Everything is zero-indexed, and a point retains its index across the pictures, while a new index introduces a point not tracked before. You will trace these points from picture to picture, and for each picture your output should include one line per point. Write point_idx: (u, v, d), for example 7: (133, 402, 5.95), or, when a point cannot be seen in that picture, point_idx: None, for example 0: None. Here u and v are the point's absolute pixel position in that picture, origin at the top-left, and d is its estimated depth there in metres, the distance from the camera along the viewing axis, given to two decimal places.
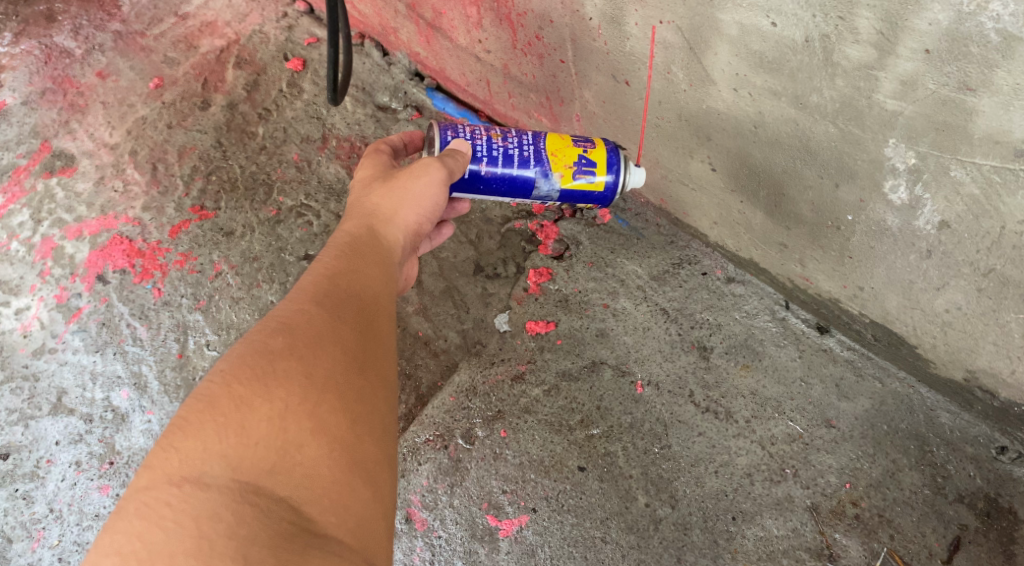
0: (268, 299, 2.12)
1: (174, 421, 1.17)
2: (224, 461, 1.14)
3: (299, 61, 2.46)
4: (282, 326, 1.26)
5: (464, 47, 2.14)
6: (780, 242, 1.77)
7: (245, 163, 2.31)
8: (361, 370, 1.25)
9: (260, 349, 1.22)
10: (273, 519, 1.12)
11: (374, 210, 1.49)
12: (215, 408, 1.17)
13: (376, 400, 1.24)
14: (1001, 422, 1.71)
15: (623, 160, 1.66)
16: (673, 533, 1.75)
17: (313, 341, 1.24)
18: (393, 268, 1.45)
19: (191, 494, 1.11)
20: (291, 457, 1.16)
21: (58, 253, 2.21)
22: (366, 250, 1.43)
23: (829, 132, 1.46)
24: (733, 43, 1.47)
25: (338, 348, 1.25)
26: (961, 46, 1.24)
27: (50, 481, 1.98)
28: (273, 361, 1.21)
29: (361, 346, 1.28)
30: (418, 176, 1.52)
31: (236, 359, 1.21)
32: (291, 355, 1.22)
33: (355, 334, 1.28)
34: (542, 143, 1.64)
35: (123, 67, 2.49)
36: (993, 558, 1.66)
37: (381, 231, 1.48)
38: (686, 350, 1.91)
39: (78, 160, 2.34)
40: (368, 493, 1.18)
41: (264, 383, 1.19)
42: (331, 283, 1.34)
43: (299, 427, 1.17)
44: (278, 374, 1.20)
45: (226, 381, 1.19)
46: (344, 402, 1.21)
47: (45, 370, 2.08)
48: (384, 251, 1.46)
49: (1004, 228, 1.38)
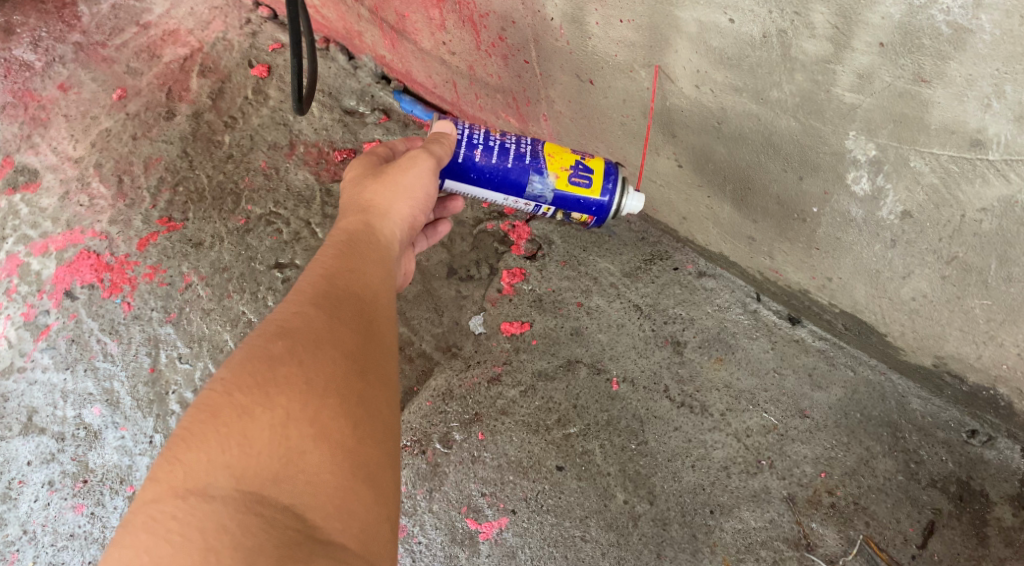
0: (239, 309, 2.10)
1: (176, 431, 1.16)
2: (228, 471, 1.13)
3: (264, 68, 2.44)
4: (282, 329, 1.24)
5: (429, 50, 2.13)
6: (749, 236, 1.78)
7: (212, 172, 2.29)
8: (363, 372, 1.24)
9: (259, 354, 1.21)
10: (278, 528, 1.11)
11: (371, 205, 1.47)
12: (216, 418, 1.15)
13: (378, 402, 1.23)
14: (971, 406, 1.73)
15: (622, 181, 1.66)
16: (652, 529, 1.76)
17: (312, 344, 1.23)
18: (392, 265, 1.43)
19: (197, 507, 1.10)
20: (294, 464, 1.15)
21: (25, 270, 2.18)
22: (365, 247, 1.41)
23: (791, 127, 1.47)
24: (692, 40, 1.47)
25: (338, 351, 1.24)
26: (914, 39, 1.25)
27: (23, 502, 1.96)
28: (273, 366, 1.20)
29: (361, 348, 1.26)
30: (412, 170, 1.49)
31: (236, 367, 1.20)
32: (291, 359, 1.21)
33: (354, 334, 1.27)
34: (540, 143, 1.65)
35: (85, 79, 2.46)
36: (967, 541, 1.67)
37: (378, 227, 1.45)
38: (660, 346, 1.92)
39: (42, 174, 2.31)
40: (372, 497, 1.18)
41: (265, 391, 1.18)
42: (329, 283, 1.33)
43: (301, 433, 1.16)
44: (279, 380, 1.19)
45: (226, 389, 1.18)
46: (346, 407, 1.20)
47: (15, 390, 2.05)
48: (382, 249, 1.44)
49: (964, 216, 1.40)
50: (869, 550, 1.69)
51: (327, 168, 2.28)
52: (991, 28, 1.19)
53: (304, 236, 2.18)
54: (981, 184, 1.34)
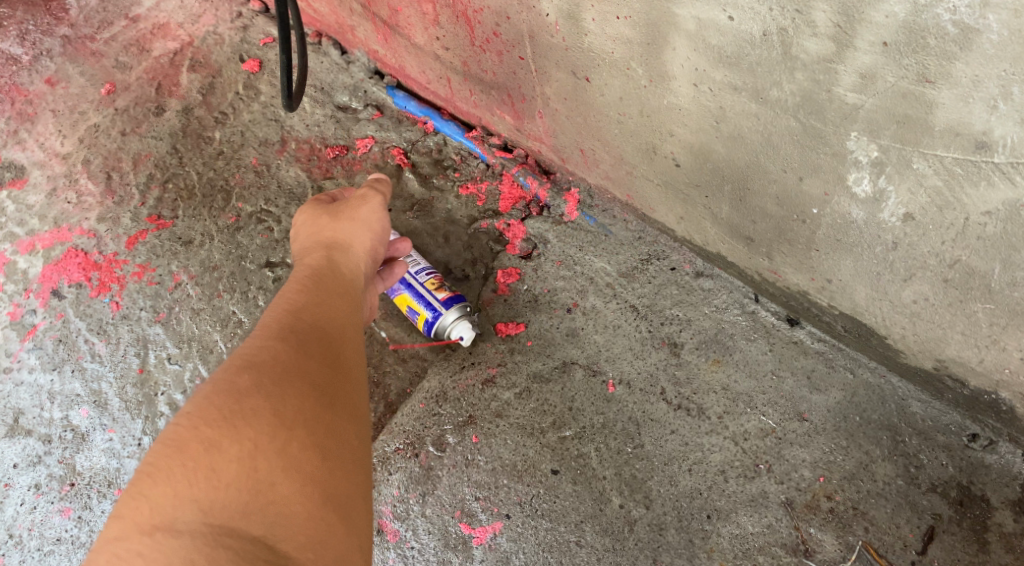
0: (229, 309, 2.06)
1: (142, 469, 1.17)
2: (195, 505, 1.14)
3: (255, 62, 2.40)
4: (248, 363, 1.28)
5: (423, 46, 2.09)
6: (748, 236, 1.75)
7: (202, 169, 2.25)
8: (330, 403, 1.27)
9: (225, 388, 1.23)
10: (249, 559, 1.12)
11: (331, 244, 1.60)
12: (184, 453, 1.17)
13: (347, 432, 1.26)
14: (972, 410, 1.70)
15: (441, 326, 1.90)
16: (648, 534, 1.73)
17: (279, 377, 1.26)
18: (356, 296, 1.53)
19: (163, 541, 1.11)
20: (264, 495, 1.16)
21: (11, 269, 2.14)
22: (329, 280, 1.52)
23: (791, 127, 1.44)
24: (691, 38, 1.44)
25: (305, 382, 1.27)
26: (919, 38, 1.22)
27: (9, 505, 1.93)
28: (240, 400, 1.22)
29: (329, 379, 1.30)
30: (366, 210, 1.65)
31: (202, 402, 1.22)
32: (258, 392, 1.23)
33: (321, 365, 1.31)
34: (419, 285, 1.92)
35: (73, 73, 2.42)
36: (967, 547, 1.65)
37: (340, 261, 1.58)
38: (656, 347, 1.90)
39: (28, 171, 2.27)
40: (344, 526, 1.19)
41: (232, 423, 1.20)
42: (295, 318, 1.38)
43: (269, 465, 1.18)
44: (246, 412, 1.21)
45: (193, 424, 1.20)
46: (314, 437, 1.22)
47: (1, 391, 2.02)
48: (346, 280, 1.55)
49: (968, 219, 1.37)
50: (868, 556, 1.66)
51: (319, 165, 2.25)
52: (998, 28, 1.15)
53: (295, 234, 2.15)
54: (986, 187, 1.31)
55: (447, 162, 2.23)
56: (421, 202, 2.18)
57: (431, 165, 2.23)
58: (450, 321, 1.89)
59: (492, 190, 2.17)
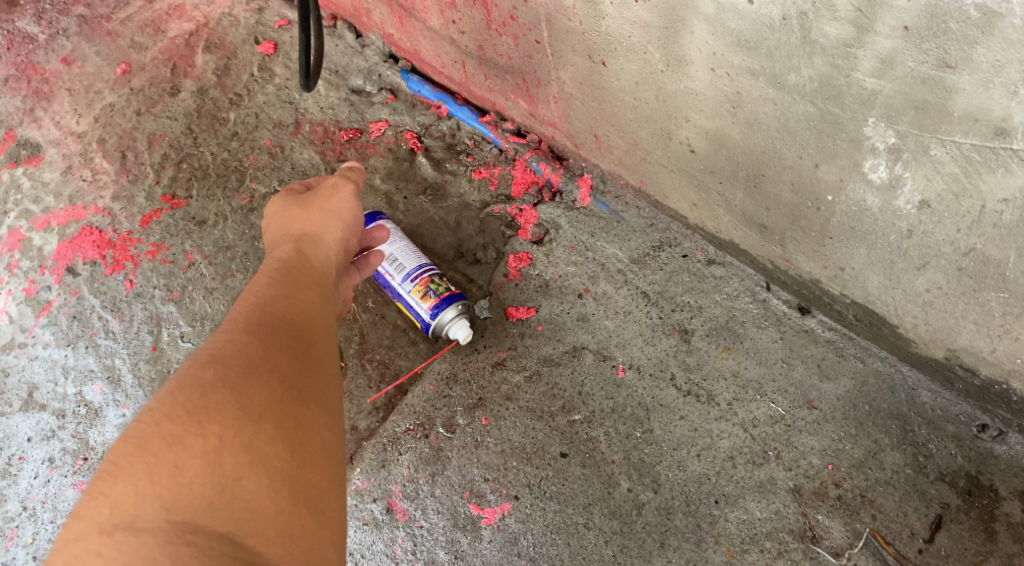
0: (242, 289, 2.07)
1: (103, 466, 1.16)
2: (158, 502, 1.13)
3: (271, 44, 2.40)
4: (213, 358, 1.27)
5: (439, 29, 2.09)
6: (761, 223, 1.75)
7: (217, 149, 2.26)
8: (298, 397, 1.27)
9: (190, 384, 1.23)
10: (213, 556, 1.12)
11: (301, 235, 1.58)
12: (146, 449, 1.16)
13: (316, 425, 1.27)
14: (982, 400, 1.70)
15: (437, 330, 1.92)
16: (656, 518, 1.74)
17: (246, 371, 1.26)
18: (327, 288, 1.52)
19: (125, 540, 1.11)
20: (230, 490, 1.16)
21: (27, 246, 2.16)
22: (299, 272, 1.50)
23: (809, 112, 1.44)
24: (709, 22, 1.44)
25: (272, 377, 1.27)
26: (941, 23, 1.22)
27: (23, 478, 1.94)
28: (204, 394, 1.22)
29: (297, 373, 1.30)
30: (337, 198, 1.63)
31: (165, 397, 1.21)
32: (223, 387, 1.23)
33: (289, 361, 1.30)
34: (405, 299, 1.93)
35: (89, 53, 2.42)
36: (975, 536, 1.65)
37: (310, 253, 1.55)
38: (667, 333, 1.90)
39: (44, 149, 2.29)
40: (314, 520, 1.20)
41: (195, 419, 1.19)
42: (262, 311, 1.37)
43: (235, 460, 1.18)
44: (210, 407, 1.20)
45: (155, 420, 1.19)
46: (282, 431, 1.22)
47: (16, 365, 2.04)
48: (316, 272, 1.52)
49: (984, 207, 1.37)
50: (874, 544, 1.67)
51: (333, 148, 2.26)
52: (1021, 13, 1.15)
53: None
54: (1003, 173, 1.31)
55: (460, 146, 2.24)
56: (433, 187, 2.19)
57: (445, 150, 2.24)
58: (441, 325, 1.90)
59: (505, 175, 2.17)
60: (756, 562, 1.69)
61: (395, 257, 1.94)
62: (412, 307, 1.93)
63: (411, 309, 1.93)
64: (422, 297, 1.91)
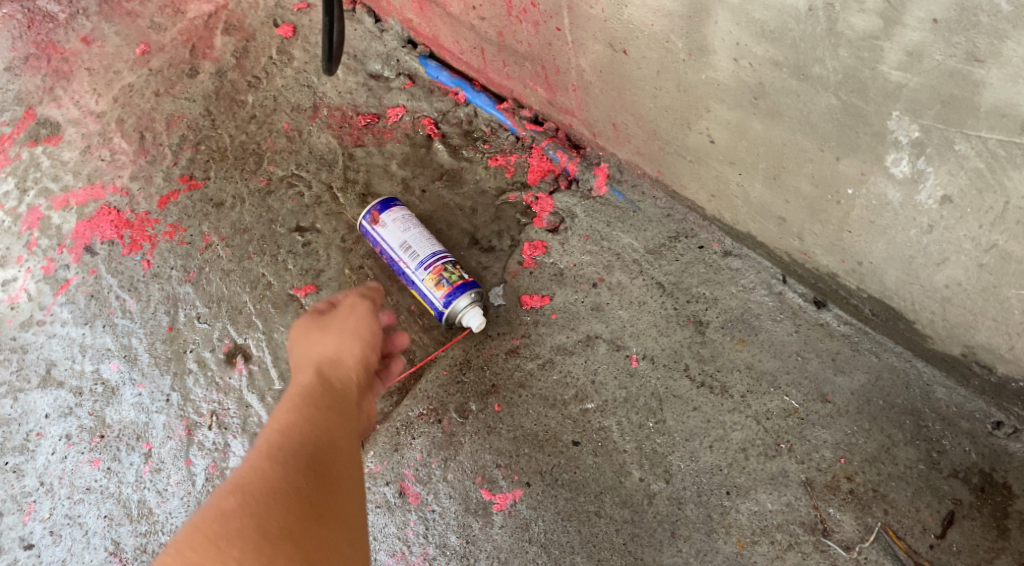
0: (259, 271, 2.08)
1: None
2: None
3: (289, 27, 2.40)
4: (235, 485, 1.24)
5: (459, 15, 2.09)
6: (780, 216, 1.75)
7: (235, 132, 2.26)
8: (318, 517, 1.23)
9: (212, 514, 1.21)
10: None
11: (322, 351, 1.53)
12: None
13: (336, 548, 1.22)
14: (998, 398, 1.70)
15: (450, 318, 1.93)
16: (667, 508, 1.75)
17: (267, 495, 1.22)
18: (351, 404, 1.46)
19: None
20: None
21: (45, 224, 2.17)
22: (323, 389, 1.45)
23: (832, 105, 1.43)
24: (734, 11, 1.43)
25: (293, 500, 1.23)
26: (971, 16, 1.21)
27: (41, 454, 1.95)
28: (225, 523, 1.19)
29: (319, 495, 1.26)
30: (354, 319, 1.60)
31: (189, 530, 1.20)
32: (244, 514, 1.20)
33: (314, 484, 1.26)
34: (419, 287, 1.94)
35: (109, 33, 2.43)
36: (987, 533, 1.65)
37: (333, 369, 1.50)
38: (681, 325, 1.90)
39: (63, 128, 2.30)
40: None
41: (216, 547, 1.17)
42: (285, 430, 1.33)
43: None
44: (231, 536, 1.18)
45: (178, 554, 1.17)
46: (301, 554, 1.18)
47: (34, 342, 2.05)
48: (340, 390, 1.47)
49: (1007, 203, 1.36)
50: (886, 538, 1.67)
51: (350, 132, 2.26)
52: None
53: (325, 200, 2.17)
54: None
55: (478, 133, 2.24)
56: (449, 173, 2.19)
57: (461, 136, 2.24)
58: (454, 313, 1.91)
59: (522, 163, 2.17)
60: (767, 553, 1.69)
61: (410, 245, 1.96)
62: (426, 294, 1.93)
63: (424, 296, 1.94)
64: (436, 285, 1.92)
